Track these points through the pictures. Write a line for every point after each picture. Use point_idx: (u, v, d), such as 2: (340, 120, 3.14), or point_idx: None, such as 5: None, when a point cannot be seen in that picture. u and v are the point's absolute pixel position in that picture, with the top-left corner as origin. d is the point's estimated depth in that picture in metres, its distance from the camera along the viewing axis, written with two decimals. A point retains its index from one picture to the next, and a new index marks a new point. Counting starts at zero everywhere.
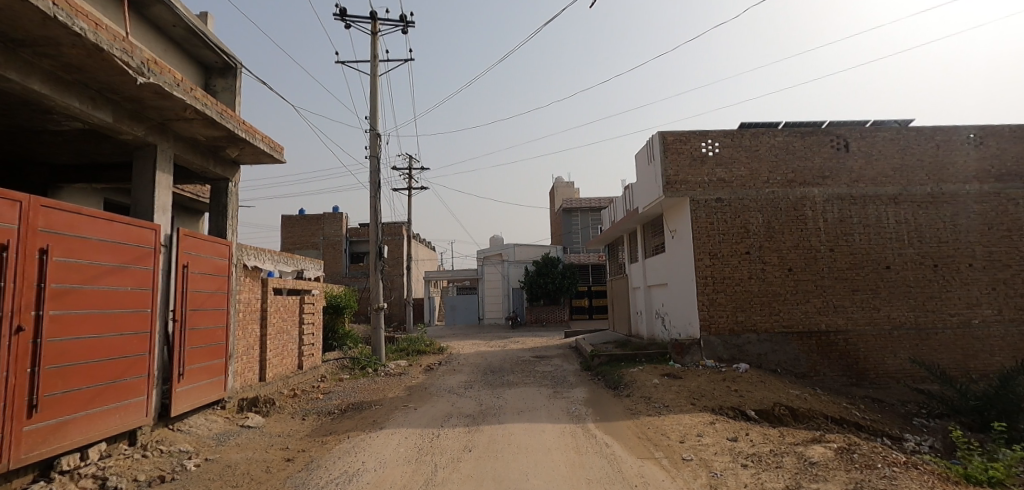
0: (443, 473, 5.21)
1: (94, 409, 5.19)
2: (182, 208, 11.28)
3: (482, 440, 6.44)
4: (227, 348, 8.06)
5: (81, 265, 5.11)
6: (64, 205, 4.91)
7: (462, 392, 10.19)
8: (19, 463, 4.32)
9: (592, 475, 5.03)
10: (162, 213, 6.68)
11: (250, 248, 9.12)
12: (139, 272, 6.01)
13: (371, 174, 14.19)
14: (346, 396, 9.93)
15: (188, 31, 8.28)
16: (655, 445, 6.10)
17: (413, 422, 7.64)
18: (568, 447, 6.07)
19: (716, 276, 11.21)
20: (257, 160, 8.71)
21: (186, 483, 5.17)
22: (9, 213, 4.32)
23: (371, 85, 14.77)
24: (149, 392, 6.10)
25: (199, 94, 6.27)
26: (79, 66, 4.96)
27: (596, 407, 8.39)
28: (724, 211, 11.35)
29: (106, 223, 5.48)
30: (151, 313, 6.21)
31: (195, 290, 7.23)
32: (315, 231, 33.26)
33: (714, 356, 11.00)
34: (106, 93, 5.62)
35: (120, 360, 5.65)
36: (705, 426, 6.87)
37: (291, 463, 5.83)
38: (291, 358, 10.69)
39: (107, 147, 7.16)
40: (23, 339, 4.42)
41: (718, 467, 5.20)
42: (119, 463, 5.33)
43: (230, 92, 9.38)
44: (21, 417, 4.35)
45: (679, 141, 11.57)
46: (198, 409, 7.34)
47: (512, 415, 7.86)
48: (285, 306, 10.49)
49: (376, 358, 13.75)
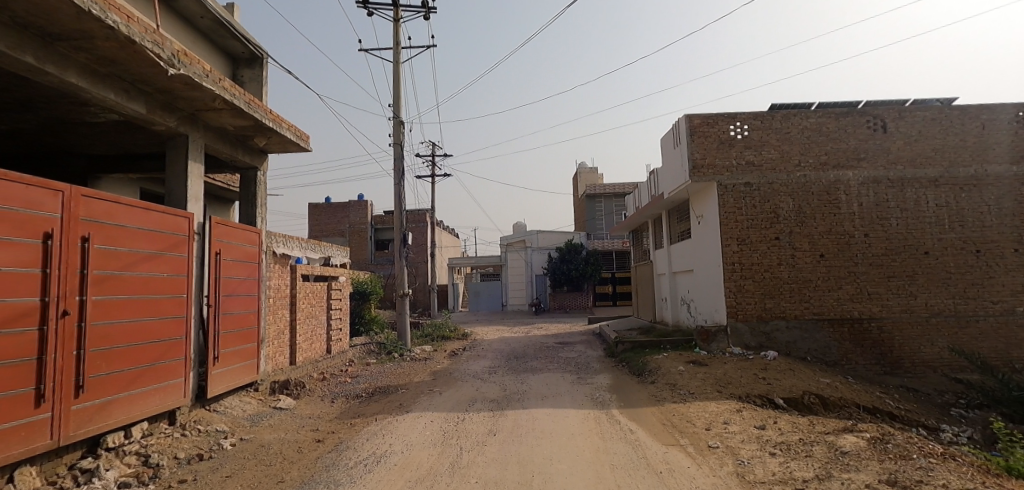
0: (468, 456, 5.29)
1: (135, 390, 5.43)
2: (213, 196, 11.59)
3: (506, 425, 6.52)
4: (258, 332, 8.29)
5: (120, 252, 5.30)
6: (102, 194, 5.06)
7: (486, 377, 10.27)
8: (68, 440, 4.55)
9: (617, 460, 5.04)
10: (195, 202, 6.85)
11: (278, 235, 9.35)
12: (174, 259, 6.21)
13: (395, 161, 14.31)
14: (373, 380, 10.15)
15: (215, 22, 8.40)
16: (680, 432, 6.07)
17: (438, 406, 7.76)
18: (591, 433, 6.09)
19: (744, 262, 10.98)
20: (284, 149, 8.85)
21: (223, 461, 5.38)
22: (52, 202, 4.49)
23: (394, 73, 14.83)
24: (186, 374, 6.32)
25: (227, 84, 6.36)
26: (111, 59, 5.08)
27: (620, 394, 8.38)
28: (753, 195, 11.07)
29: (142, 211, 5.66)
30: (186, 298, 6.43)
31: (227, 276, 7.42)
32: (341, 218, 33.80)
33: (741, 344, 10.84)
34: (138, 85, 5.77)
35: (158, 344, 5.86)
36: (732, 414, 6.78)
37: (321, 444, 6.01)
38: (319, 342, 10.94)
39: (141, 138, 7.37)
40: (69, 322, 4.62)
41: (745, 455, 5.15)
42: (160, 441, 5.56)
43: (258, 83, 9.54)
44: (68, 396, 4.57)
45: (706, 124, 11.32)
46: (233, 391, 7.59)
47: (536, 401, 7.90)
48: (313, 292, 10.71)
49: (401, 343, 14.00)
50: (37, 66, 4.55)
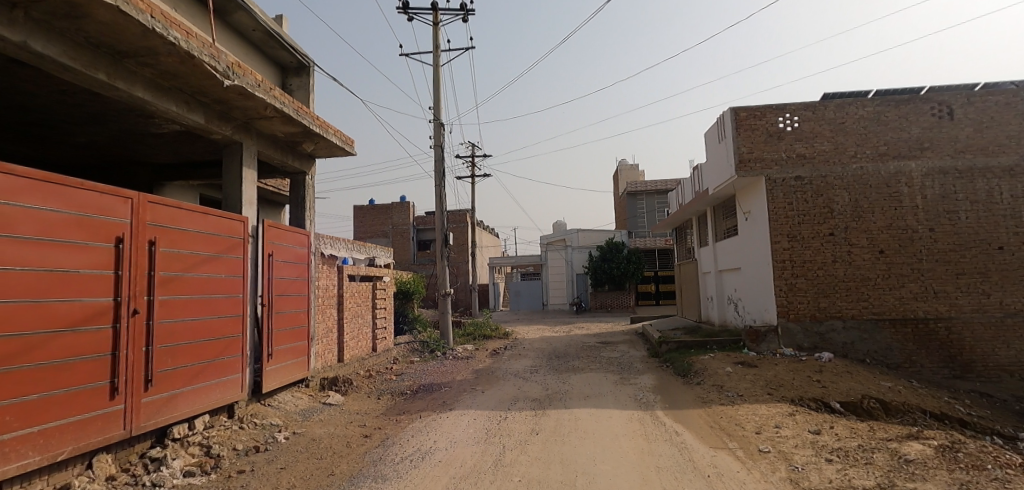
0: (511, 454, 5.32)
1: (197, 385, 5.75)
2: (265, 201, 12.11)
3: (549, 424, 6.52)
4: (309, 331, 8.60)
5: (182, 255, 5.62)
6: (166, 200, 5.38)
7: (528, 376, 10.28)
8: (138, 430, 4.86)
9: (663, 462, 4.95)
10: (249, 206, 7.17)
11: (326, 236, 9.69)
12: (231, 261, 6.53)
13: (436, 163, 14.54)
14: (417, 378, 10.36)
15: (266, 34, 8.79)
16: (729, 435, 5.88)
17: (480, 404, 7.85)
18: (635, 434, 6.00)
19: (796, 260, 10.53)
20: (330, 154, 9.15)
21: (278, 454, 5.61)
22: (122, 208, 4.80)
23: (434, 75, 15.06)
24: (243, 370, 6.64)
25: (277, 93, 6.64)
26: (173, 73, 5.40)
27: (665, 394, 8.22)
28: (805, 190, 10.61)
29: (201, 215, 5.97)
30: (242, 298, 6.75)
31: (280, 276, 7.74)
32: (384, 219, 34.60)
33: (793, 345, 10.41)
34: (197, 97, 6.09)
35: (217, 341, 6.18)
36: (784, 417, 6.53)
37: (369, 439, 6.19)
38: (365, 340, 11.26)
39: (200, 146, 7.78)
40: (138, 321, 4.93)
41: (799, 460, 4.94)
42: (220, 433, 5.86)
43: (305, 91, 9.90)
44: (138, 390, 4.88)
45: (753, 117, 10.94)
46: (286, 386, 7.92)
47: (578, 401, 7.86)
48: (359, 292, 11.03)
49: (444, 342, 14.22)
50: (108, 83, 4.88)
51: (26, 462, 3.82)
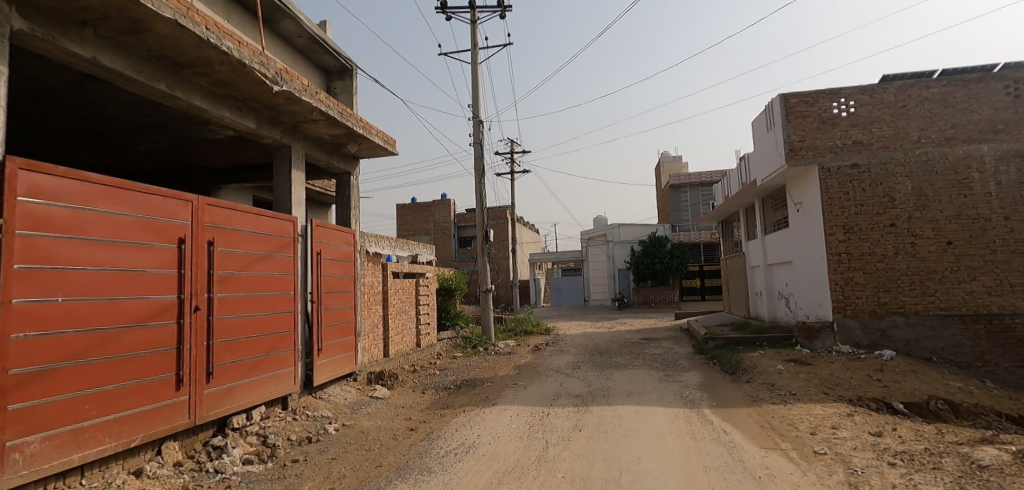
0: (554, 450, 5.31)
1: (253, 377, 6.03)
2: (313, 201, 12.54)
3: (592, 420, 6.47)
4: (355, 326, 8.85)
5: (238, 254, 5.90)
6: (223, 202, 5.66)
7: (570, 372, 10.23)
8: (201, 420, 5.15)
9: (710, 462, 4.83)
10: (298, 206, 7.44)
11: (370, 235, 9.94)
12: (282, 259, 6.79)
13: (476, 160, 14.65)
14: (459, 373, 10.50)
15: (311, 39, 9.07)
16: (781, 435, 5.67)
17: (523, 399, 7.88)
18: (681, 432, 5.88)
19: (853, 253, 10.01)
20: (374, 154, 9.37)
21: (329, 444, 5.82)
22: (183, 211, 5.08)
23: (473, 73, 15.17)
24: (295, 364, 6.92)
25: (322, 96, 6.86)
26: (226, 81, 5.66)
27: (712, 392, 8.00)
28: (862, 178, 10.06)
29: (255, 216, 6.25)
30: (293, 295, 7.02)
31: (328, 274, 8.01)
32: (426, 217, 35.17)
33: (850, 342, 9.91)
34: (249, 104, 6.36)
35: (271, 336, 6.46)
36: (841, 418, 6.23)
37: (415, 433, 6.33)
38: (409, 335, 11.50)
39: (251, 150, 8.13)
40: (200, 316, 5.21)
41: (858, 463, 4.71)
42: (275, 423, 6.13)
43: (349, 93, 10.16)
44: (201, 382, 5.17)
45: (804, 103, 10.47)
46: (335, 380, 8.19)
47: (622, 398, 7.77)
48: (403, 289, 11.26)
49: (486, 337, 14.34)
50: (168, 93, 5.16)
51: (104, 447, 4.12)
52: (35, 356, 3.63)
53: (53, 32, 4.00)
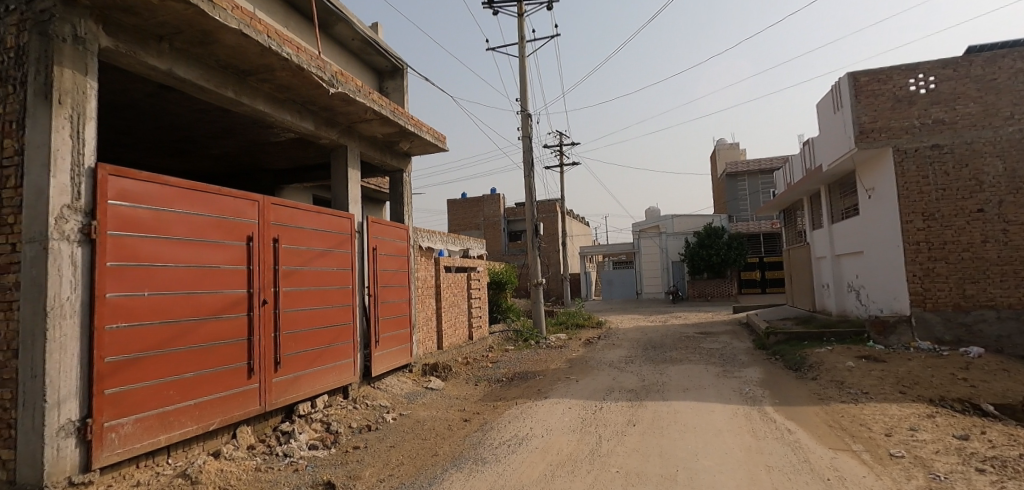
0: (608, 445, 5.25)
1: (316, 367, 6.32)
2: (368, 198, 12.95)
3: (646, 416, 6.35)
4: (410, 319, 9.09)
5: (301, 250, 6.18)
6: (286, 201, 5.95)
7: (623, 366, 10.08)
8: (271, 406, 5.46)
9: (773, 462, 4.62)
10: (355, 204, 7.70)
11: (423, 230, 10.16)
12: (341, 255, 7.06)
13: (525, 153, 14.64)
14: (512, 366, 10.58)
15: (363, 41, 9.33)
16: (852, 436, 5.35)
17: (576, 393, 7.84)
18: (741, 430, 5.67)
19: (933, 241, 9.28)
20: (425, 151, 9.55)
21: (387, 433, 6.02)
22: (250, 210, 5.37)
23: (521, 66, 15.14)
24: (354, 355, 7.20)
25: (375, 96, 7.05)
26: (287, 86, 5.92)
27: (774, 389, 7.66)
28: (944, 160, 9.27)
29: (315, 214, 6.52)
30: (351, 289, 7.29)
31: (383, 269, 8.26)
32: (476, 212, 35.58)
33: (930, 338, 9.20)
34: (307, 106, 6.63)
35: (332, 328, 6.75)
36: (920, 420, 5.80)
37: (468, 423, 6.44)
38: (462, 328, 11.70)
39: (311, 151, 8.48)
40: (267, 309, 5.51)
41: (941, 468, 4.38)
42: (338, 411, 6.41)
43: (400, 92, 10.40)
44: (269, 371, 5.47)
45: (876, 81, 9.77)
46: (391, 371, 8.47)
47: (677, 393, 7.58)
48: (455, 283, 11.46)
49: (537, 331, 14.37)
50: (234, 99, 5.46)
51: (186, 430, 4.45)
52: (125, 345, 3.97)
53: (134, 47, 4.31)
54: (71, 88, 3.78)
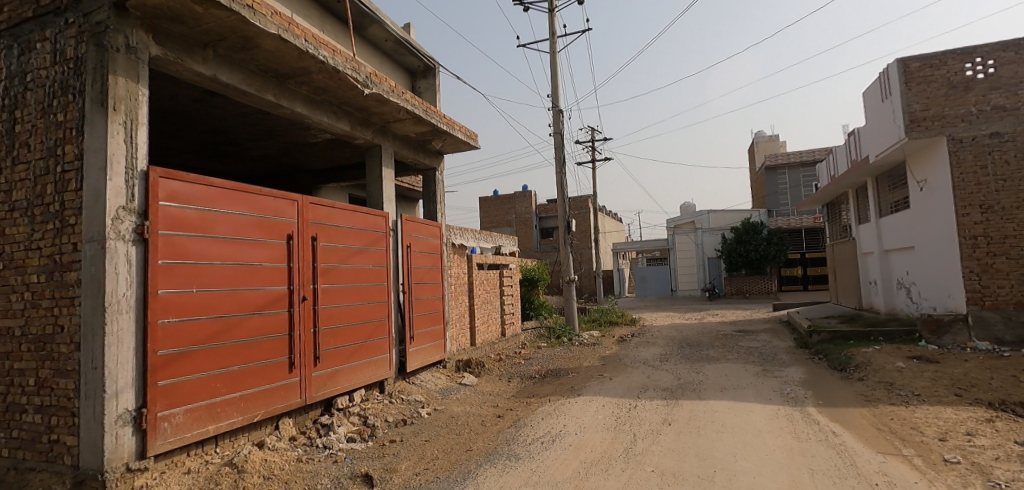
0: (642, 444, 5.19)
1: (354, 362, 6.47)
2: (402, 197, 13.16)
3: (682, 415, 6.24)
4: (444, 316, 9.20)
5: (338, 248, 6.34)
6: (324, 201, 6.11)
7: (658, 364, 9.94)
8: (311, 400, 5.63)
9: (817, 465, 4.47)
10: (389, 202, 7.83)
11: (456, 228, 10.26)
12: (376, 252, 7.20)
13: (556, 149, 14.58)
14: (544, 363, 10.58)
15: (396, 42, 9.46)
16: (903, 440, 5.11)
17: (609, 391, 7.78)
18: (782, 431, 5.50)
19: (992, 235, 8.77)
20: (457, 149, 9.62)
21: (422, 427, 6.12)
22: (290, 210, 5.54)
23: (552, 62, 15.07)
24: (390, 351, 7.33)
25: (408, 96, 7.15)
26: (324, 88, 6.07)
27: (817, 390, 7.40)
28: (1004, 149, 8.74)
29: (351, 213, 6.67)
30: (386, 286, 7.43)
31: (417, 266, 8.39)
32: (508, 209, 35.68)
33: (989, 338, 8.70)
34: (343, 107, 6.78)
35: (368, 324, 6.89)
36: (978, 424, 5.50)
37: (502, 420, 6.48)
38: (495, 325, 11.77)
39: (346, 151, 8.67)
40: (307, 306, 5.68)
41: (1001, 476, 4.13)
42: (374, 406, 6.55)
43: (432, 91, 10.51)
44: (309, 365, 5.64)
45: (928, 67, 9.28)
46: (426, 366, 8.60)
47: (715, 392, 7.42)
48: (487, 280, 11.52)
49: (570, 328, 14.32)
50: (274, 102, 5.64)
51: (233, 421, 4.64)
52: (176, 339, 4.17)
53: (181, 54, 4.50)
54: (125, 95, 3.98)
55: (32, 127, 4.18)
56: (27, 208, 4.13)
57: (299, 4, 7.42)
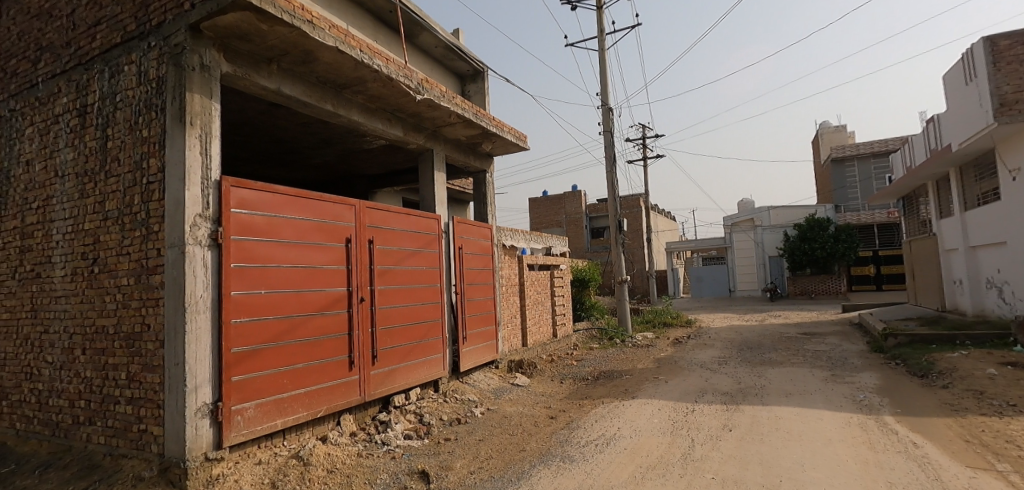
0: (702, 449, 5.04)
1: (409, 361, 6.66)
2: (453, 199, 13.39)
3: (744, 420, 6.01)
4: (495, 317, 9.29)
5: (393, 251, 6.54)
6: (380, 205, 6.32)
7: (717, 368, 9.60)
8: (370, 397, 5.84)
9: (896, 478, 4.18)
10: (442, 205, 8.00)
11: (506, 229, 10.33)
12: (429, 254, 7.38)
13: (606, 148, 14.40)
14: (597, 364, 10.46)
15: (446, 48, 9.65)
16: (996, 454, 4.69)
17: (665, 394, 7.59)
18: (855, 441, 5.18)
19: None
20: (507, 151, 9.69)
21: (476, 426, 6.21)
22: (348, 214, 5.78)
23: (601, 60, 14.90)
24: (443, 350, 7.49)
25: (458, 100, 7.28)
26: (378, 95, 6.28)
27: (894, 397, 6.91)
28: None
29: (405, 216, 6.86)
30: (439, 287, 7.59)
31: (469, 268, 8.52)
32: (558, 209, 35.57)
33: None
34: (397, 114, 6.99)
35: (423, 324, 7.07)
36: None
37: (555, 421, 6.47)
38: (546, 326, 11.75)
39: (400, 156, 8.93)
40: (365, 306, 5.90)
41: None
42: (429, 404, 6.71)
43: (481, 95, 10.64)
44: (368, 364, 5.85)
45: (1019, 45, 8.50)
46: (479, 366, 8.71)
47: (779, 398, 7.08)
48: (538, 281, 11.53)
49: (623, 329, 14.09)
50: (333, 112, 5.89)
51: (299, 416, 4.89)
52: (248, 338, 4.44)
53: (249, 70, 4.79)
54: (200, 110, 4.28)
55: (122, 143, 4.58)
56: (118, 217, 4.53)
57: (355, 16, 7.71)
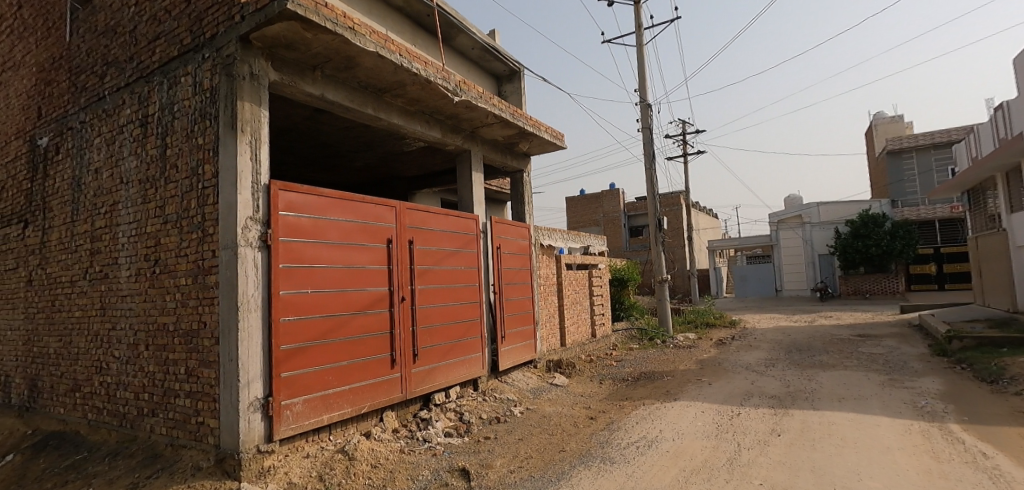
0: (748, 454, 4.89)
1: (449, 360, 6.74)
2: (491, 199, 13.47)
3: (793, 425, 5.78)
4: (533, 316, 9.29)
5: (432, 251, 6.64)
6: (419, 206, 6.43)
7: (763, 370, 9.28)
8: (411, 395, 5.95)
9: None
10: (479, 205, 8.06)
11: (544, 228, 10.32)
12: (468, 254, 7.45)
13: (645, 145, 14.15)
14: (637, 365, 10.30)
15: (482, 49, 9.71)
16: None
17: (709, 397, 7.40)
18: (915, 449, 4.90)
19: None
20: (544, 150, 9.67)
21: (515, 426, 6.23)
22: (389, 215, 5.90)
23: (639, 56, 14.65)
24: (482, 350, 7.54)
25: (495, 101, 7.32)
26: (417, 98, 6.38)
27: (959, 404, 6.49)
28: None
29: (443, 217, 6.95)
30: (478, 287, 7.65)
31: (507, 267, 8.55)
32: (595, 208, 35.25)
33: None
34: (435, 116, 7.09)
35: (462, 323, 7.15)
36: None
37: (595, 422, 6.41)
38: (585, 325, 11.66)
39: (438, 157, 9.05)
40: (406, 306, 6.01)
41: None
42: (469, 402, 6.78)
43: (517, 94, 10.65)
44: (409, 362, 5.96)
45: None
46: (517, 366, 8.73)
47: (830, 402, 6.78)
48: (576, 280, 11.45)
49: (663, 329, 13.83)
50: (374, 115, 6.03)
51: (344, 412, 5.03)
52: (296, 335, 4.61)
53: (295, 77, 4.97)
54: (250, 117, 4.47)
55: (180, 150, 4.83)
56: (176, 221, 4.78)
57: (394, 21, 7.87)
